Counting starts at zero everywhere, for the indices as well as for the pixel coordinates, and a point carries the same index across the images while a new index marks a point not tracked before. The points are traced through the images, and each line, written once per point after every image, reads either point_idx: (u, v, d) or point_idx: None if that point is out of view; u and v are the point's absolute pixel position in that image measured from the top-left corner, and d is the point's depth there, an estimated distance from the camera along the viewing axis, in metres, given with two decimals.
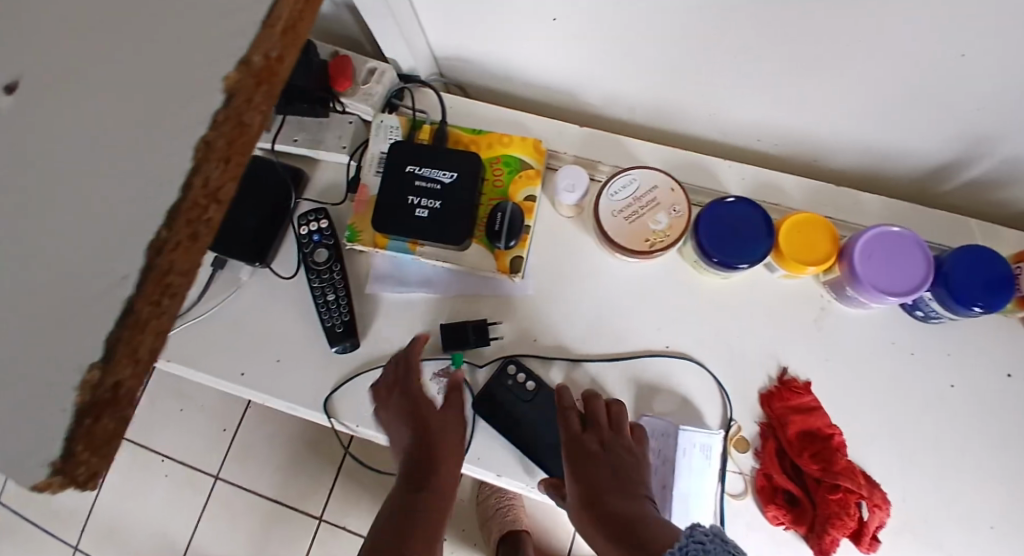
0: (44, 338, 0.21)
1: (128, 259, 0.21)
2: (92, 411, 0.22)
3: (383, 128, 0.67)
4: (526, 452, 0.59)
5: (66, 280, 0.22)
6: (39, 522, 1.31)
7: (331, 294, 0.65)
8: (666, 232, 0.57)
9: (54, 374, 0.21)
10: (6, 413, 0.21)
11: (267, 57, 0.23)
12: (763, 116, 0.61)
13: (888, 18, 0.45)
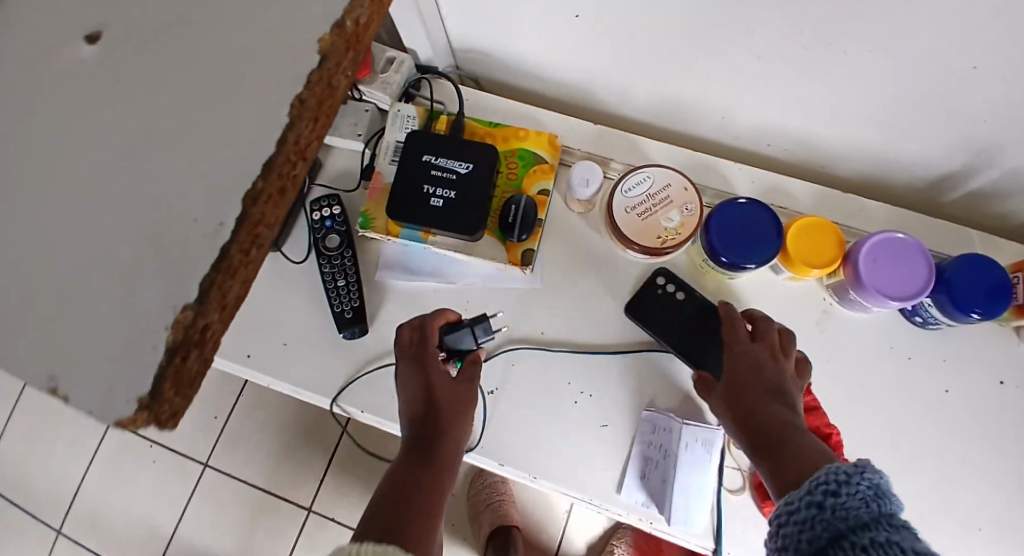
0: (149, 269, 0.26)
1: (231, 211, 0.26)
2: (180, 351, 0.25)
3: (399, 118, 0.67)
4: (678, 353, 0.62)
5: (171, 226, 0.26)
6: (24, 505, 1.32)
7: (342, 279, 0.65)
8: (677, 230, 0.58)
9: (151, 314, 0.26)
10: (105, 344, 0.25)
11: (356, 22, 0.29)
12: (773, 121, 0.63)
13: (903, 30, 0.47)
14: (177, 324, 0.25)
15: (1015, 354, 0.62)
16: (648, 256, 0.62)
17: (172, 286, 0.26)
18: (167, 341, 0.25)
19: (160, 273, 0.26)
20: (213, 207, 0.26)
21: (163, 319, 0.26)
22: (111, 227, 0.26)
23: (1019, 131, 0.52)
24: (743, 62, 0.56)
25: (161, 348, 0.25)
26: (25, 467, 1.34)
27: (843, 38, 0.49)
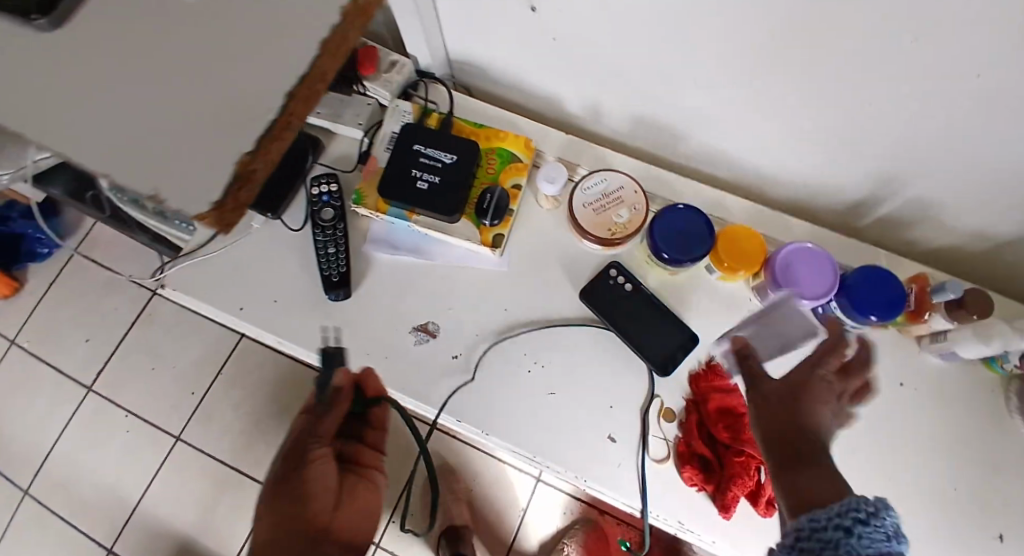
0: (217, 124, 0.37)
1: (280, 91, 0.39)
2: (238, 182, 0.37)
3: (397, 112, 0.77)
4: (619, 337, 0.71)
5: (235, 99, 0.38)
6: None
7: (332, 247, 0.73)
8: (626, 225, 0.68)
9: (220, 153, 0.37)
10: (188, 172, 0.36)
11: None
12: (718, 145, 0.73)
13: (818, 72, 0.57)
14: (240, 161, 0.37)
15: (914, 362, 0.71)
16: (601, 247, 0.71)
17: (234, 137, 0.37)
18: (232, 168, 0.37)
19: (224, 128, 0.37)
20: (269, 90, 0.39)
21: (228, 159, 0.37)
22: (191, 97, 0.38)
23: (910, 165, 0.62)
24: (696, 89, 0.66)
25: (226, 175, 0.37)
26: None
27: (772, 74, 0.59)
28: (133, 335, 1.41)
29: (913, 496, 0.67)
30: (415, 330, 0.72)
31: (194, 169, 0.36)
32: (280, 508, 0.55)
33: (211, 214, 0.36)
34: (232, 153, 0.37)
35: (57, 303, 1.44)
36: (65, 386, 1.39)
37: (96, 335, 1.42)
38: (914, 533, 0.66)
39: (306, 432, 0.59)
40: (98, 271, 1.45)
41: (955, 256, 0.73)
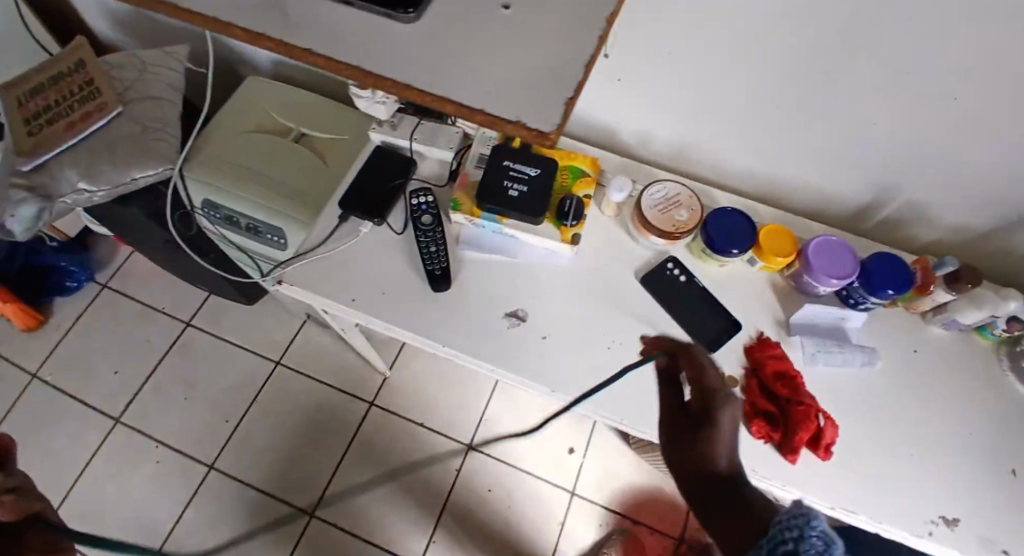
0: (533, 64, 0.39)
1: (583, 32, 0.40)
2: (567, 111, 0.37)
3: (483, 137, 0.91)
4: (683, 318, 0.83)
5: (546, 46, 0.40)
6: None
7: (434, 246, 0.84)
8: (686, 222, 0.82)
9: (542, 87, 0.38)
10: (517, 102, 0.38)
11: None
12: (750, 164, 0.90)
13: (823, 95, 0.75)
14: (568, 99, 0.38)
15: (923, 333, 0.85)
16: (664, 243, 0.84)
17: (552, 73, 0.39)
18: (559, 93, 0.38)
19: (542, 64, 0.39)
20: None
21: (552, 94, 0.38)
22: (496, 42, 0.40)
23: (906, 171, 0.80)
24: (734, 119, 0.83)
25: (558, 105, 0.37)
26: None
27: (804, 95, 0.76)
28: (164, 366, 1.43)
29: (946, 449, 0.78)
30: (508, 316, 0.83)
31: (524, 99, 0.38)
32: None
33: (555, 133, 0.36)
34: (553, 84, 0.38)
35: (85, 335, 1.45)
36: (91, 418, 1.38)
37: (126, 366, 1.43)
38: (955, 476, 0.77)
39: None
40: (128, 305, 1.49)
41: (940, 249, 0.91)
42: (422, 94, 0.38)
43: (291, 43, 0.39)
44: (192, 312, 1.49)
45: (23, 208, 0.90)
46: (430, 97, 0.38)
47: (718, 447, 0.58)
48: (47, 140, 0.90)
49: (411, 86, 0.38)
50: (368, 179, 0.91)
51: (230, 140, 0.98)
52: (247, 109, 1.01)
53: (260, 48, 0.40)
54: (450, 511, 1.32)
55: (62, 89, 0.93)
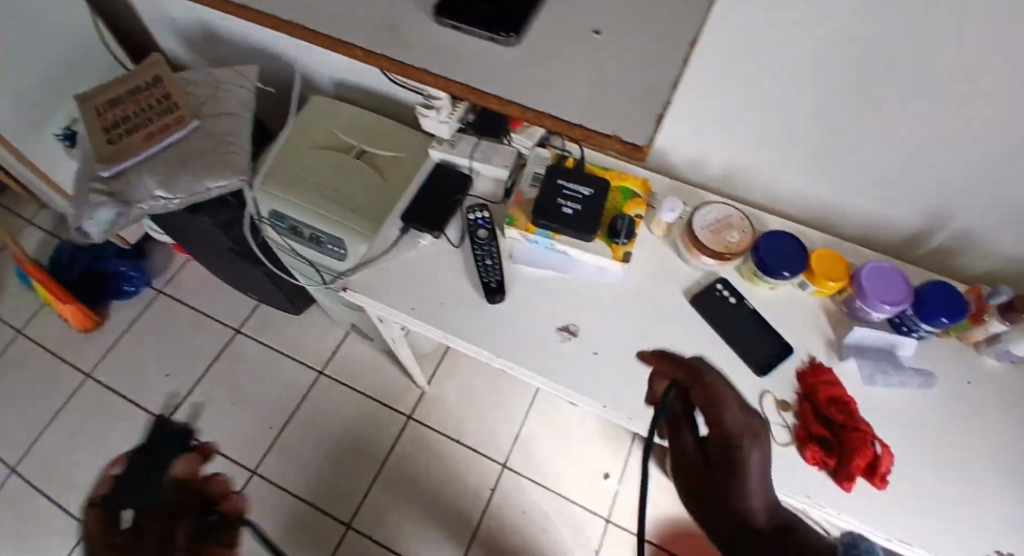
0: None
1: None
2: None
3: (537, 157, 0.94)
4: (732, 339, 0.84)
5: None
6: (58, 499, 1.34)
7: (489, 259, 0.88)
8: (737, 244, 0.84)
9: None
10: None
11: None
12: (799, 189, 0.92)
13: (878, 123, 0.77)
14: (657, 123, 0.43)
15: (977, 364, 0.85)
16: (715, 263, 0.86)
17: None
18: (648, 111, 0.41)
19: None
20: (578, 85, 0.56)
21: None
22: None
23: (960, 201, 0.81)
24: (786, 145, 0.86)
25: None
26: (66, 462, 1.38)
27: (859, 124, 0.78)
28: (213, 371, 1.48)
29: (999, 475, 0.78)
30: (560, 329, 0.85)
31: None
32: None
33: (647, 148, 0.42)
34: None
35: (140, 338, 1.52)
36: (141, 418, 1.42)
37: (177, 370, 1.48)
38: (1012, 510, 0.75)
39: None
40: (181, 310, 1.55)
41: (993, 280, 0.90)
42: (526, 111, 0.44)
43: (418, 68, 0.46)
44: (242, 320, 1.54)
45: (100, 212, 0.96)
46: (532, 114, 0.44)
47: (750, 491, 0.48)
48: (126, 149, 0.97)
49: (519, 104, 0.44)
50: (427, 194, 0.95)
51: (295, 156, 1.03)
52: (308, 125, 1.07)
53: (380, 68, 0.48)
54: (485, 529, 1.33)
55: (140, 102, 1.01)
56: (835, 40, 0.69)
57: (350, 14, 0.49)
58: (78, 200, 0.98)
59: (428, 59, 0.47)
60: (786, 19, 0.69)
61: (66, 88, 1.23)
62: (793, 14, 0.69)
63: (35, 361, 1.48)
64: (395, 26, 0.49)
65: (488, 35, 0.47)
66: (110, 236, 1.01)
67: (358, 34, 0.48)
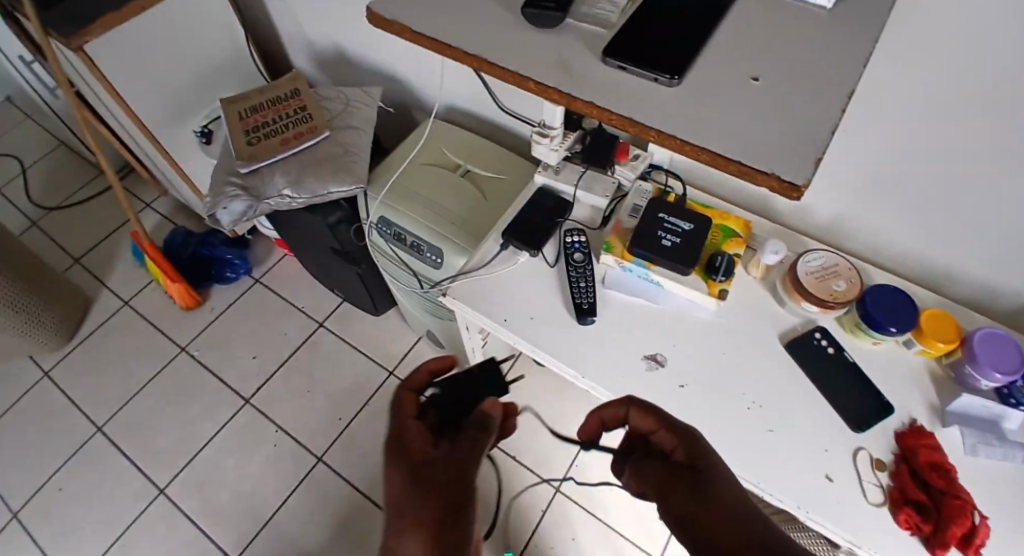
0: None
1: None
2: None
3: (638, 190, 0.96)
4: (825, 391, 0.83)
5: None
6: (141, 459, 1.42)
7: (583, 282, 0.90)
8: (842, 293, 0.84)
9: None
10: None
11: (843, 57, 0.53)
12: (909, 247, 0.90)
13: (1005, 187, 0.74)
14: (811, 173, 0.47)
15: None
16: (817, 310, 0.86)
17: None
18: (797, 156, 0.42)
19: None
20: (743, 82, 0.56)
21: None
22: None
23: None
24: (893, 206, 0.86)
25: None
26: (150, 427, 1.47)
27: (984, 185, 0.76)
28: (294, 359, 1.55)
29: None
30: (647, 358, 0.85)
31: None
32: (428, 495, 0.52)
33: (803, 189, 0.47)
34: None
35: (233, 320, 1.61)
36: (225, 394, 1.51)
37: (262, 353, 1.56)
38: None
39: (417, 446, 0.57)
40: (273, 299, 1.64)
41: None
42: (687, 145, 0.49)
43: (585, 100, 0.52)
44: (326, 315, 1.62)
45: (234, 203, 1.11)
46: (689, 148, 0.50)
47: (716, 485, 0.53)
48: (261, 151, 1.13)
49: (677, 137, 0.50)
50: (528, 213, 0.98)
51: (409, 173, 1.14)
52: (417, 148, 1.19)
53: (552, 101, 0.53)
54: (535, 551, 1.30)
55: (278, 110, 1.19)
56: (956, 106, 0.70)
57: (519, 48, 0.55)
58: (212, 192, 1.12)
59: (591, 93, 0.52)
60: (907, 83, 0.71)
61: (209, 88, 1.36)
62: (919, 76, 0.70)
63: (135, 330, 1.60)
64: (555, 66, 0.54)
65: (652, 76, 0.52)
66: (238, 226, 1.16)
67: (526, 64, 0.54)
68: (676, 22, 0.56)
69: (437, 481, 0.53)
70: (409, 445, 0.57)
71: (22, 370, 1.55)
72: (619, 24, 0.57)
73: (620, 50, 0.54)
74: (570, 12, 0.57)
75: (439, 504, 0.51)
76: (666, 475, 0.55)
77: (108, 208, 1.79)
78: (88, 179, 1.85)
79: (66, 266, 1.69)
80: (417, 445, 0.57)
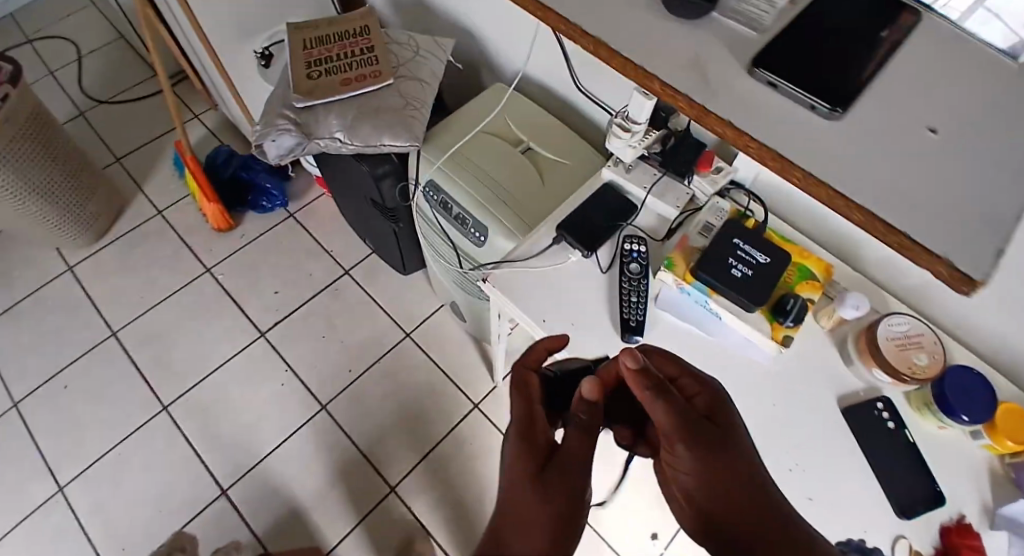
0: None
1: None
2: None
3: (714, 208, 0.88)
4: (873, 468, 0.77)
5: None
6: (149, 372, 1.41)
7: (635, 296, 0.83)
8: (925, 368, 0.77)
9: None
10: None
11: None
12: (1000, 331, 0.80)
13: None
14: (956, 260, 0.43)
15: None
16: (892, 381, 0.79)
17: None
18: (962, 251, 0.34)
19: None
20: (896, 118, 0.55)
21: None
22: None
23: None
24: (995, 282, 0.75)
25: None
26: (162, 341, 1.45)
27: None
28: (315, 302, 1.52)
29: None
30: None
31: None
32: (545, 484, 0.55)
33: (977, 288, 0.47)
34: None
35: (261, 250, 1.58)
36: (241, 324, 1.48)
37: (284, 290, 1.53)
38: None
39: (530, 429, 0.60)
40: (305, 237, 1.60)
41: None
42: (824, 185, 0.51)
43: (726, 119, 0.54)
44: (353, 264, 1.57)
45: (284, 137, 1.06)
46: (854, 207, 0.51)
47: (739, 451, 0.57)
48: (320, 87, 1.06)
49: (841, 195, 0.51)
50: (588, 208, 0.90)
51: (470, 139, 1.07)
52: (479, 115, 1.11)
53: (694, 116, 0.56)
54: None
55: (343, 46, 1.11)
56: None
57: None
58: (264, 121, 1.07)
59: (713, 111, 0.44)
60: None
61: (276, 8, 1.29)
62: None
63: (164, 242, 1.57)
64: None
65: (812, 103, 0.55)
66: (284, 162, 1.10)
67: None
68: (810, 74, 0.56)
69: (557, 472, 0.56)
70: (532, 428, 0.60)
71: (48, 260, 1.54)
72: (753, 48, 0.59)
73: (768, 65, 0.56)
74: (718, 8, 0.61)
75: (563, 497, 0.54)
76: (699, 428, 0.56)
77: (156, 110, 1.75)
78: (140, 77, 1.80)
79: (106, 162, 1.66)
80: (533, 430, 0.60)
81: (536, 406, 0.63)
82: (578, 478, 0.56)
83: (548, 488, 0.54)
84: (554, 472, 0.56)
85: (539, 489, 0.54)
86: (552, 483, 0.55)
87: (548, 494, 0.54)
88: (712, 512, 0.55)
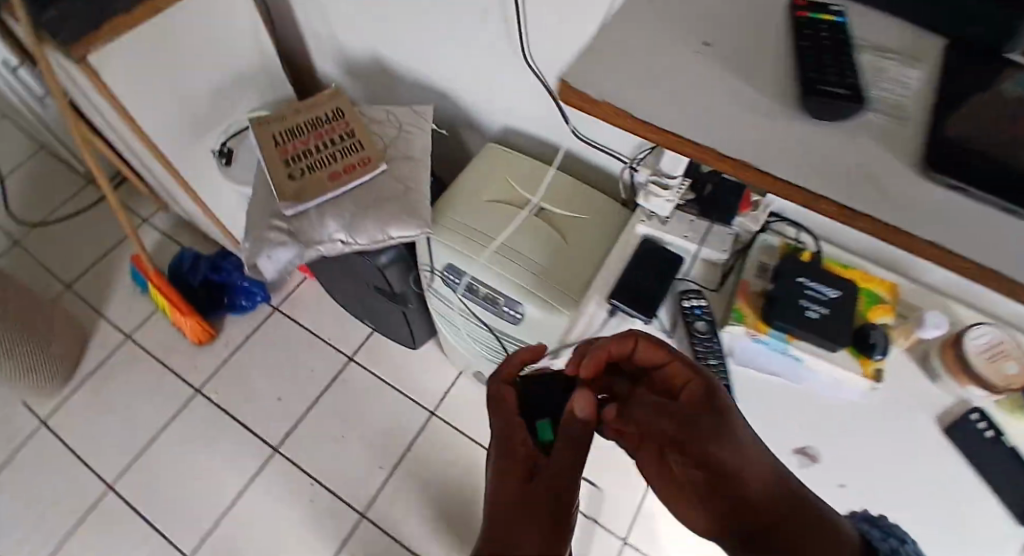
0: None
1: None
2: None
3: (766, 246, 0.85)
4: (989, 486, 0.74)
5: None
6: (161, 521, 1.28)
7: (714, 359, 0.79)
8: (1016, 378, 0.76)
9: None
10: None
11: None
12: None
13: None
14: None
15: None
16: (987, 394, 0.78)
17: None
18: None
19: None
20: None
21: None
22: None
23: None
24: None
25: None
26: (168, 483, 1.32)
27: None
28: (325, 399, 1.41)
29: None
30: (797, 452, 0.76)
31: None
32: (531, 507, 0.54)
33: None
34: None
35: (252, 354, 1.45)
36: (250, 442, 1.36)
37: (288, 394, 1.41)
38: None
39: (513, 455, 0.60)
40: (297, 331, 1.49)
41: None
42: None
43: (892, 224, 0.42)
44: (355, 347, 1.47)
45: (280, 251, 0.96)
46: None
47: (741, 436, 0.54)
48: (309, 187, 0.97)
49: None
50: (634, 269, 0.85)
51: (480, 210, 1.00)
52: (481, 180, 1.05)
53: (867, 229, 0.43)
54: None
55: (319, 134, 1.02)
56: None
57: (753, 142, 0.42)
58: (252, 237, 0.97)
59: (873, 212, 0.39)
60: None
61: (226, 101, 1.17)
62: None
63: (142, 368, 1.43)
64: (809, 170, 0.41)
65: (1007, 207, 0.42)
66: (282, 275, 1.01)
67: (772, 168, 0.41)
68: (998, 127, 0.44)
69: (544, 493, 0.55)
70: (515, 452, 0.60)
71: (15, 420, 1.38)
72: (920, 110, 0.47)
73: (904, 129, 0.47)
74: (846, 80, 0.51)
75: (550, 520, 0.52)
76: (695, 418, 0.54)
77: (97, 222, 1.59)
78: (70, 189, 1.63)
79: (55, 293, 1.49)
80: (517, 454, 0.60)
81: (517, 427, 0.63)
82: (566, 498, 0.55)
83: (532, 511, 0.53)
84: (537, 494, 0.55)
85: (523, 513, 0.53)
86: (537, 507, 0.54)
87: (531, 515, 0.53)
88: (732, 510, 0.50)
